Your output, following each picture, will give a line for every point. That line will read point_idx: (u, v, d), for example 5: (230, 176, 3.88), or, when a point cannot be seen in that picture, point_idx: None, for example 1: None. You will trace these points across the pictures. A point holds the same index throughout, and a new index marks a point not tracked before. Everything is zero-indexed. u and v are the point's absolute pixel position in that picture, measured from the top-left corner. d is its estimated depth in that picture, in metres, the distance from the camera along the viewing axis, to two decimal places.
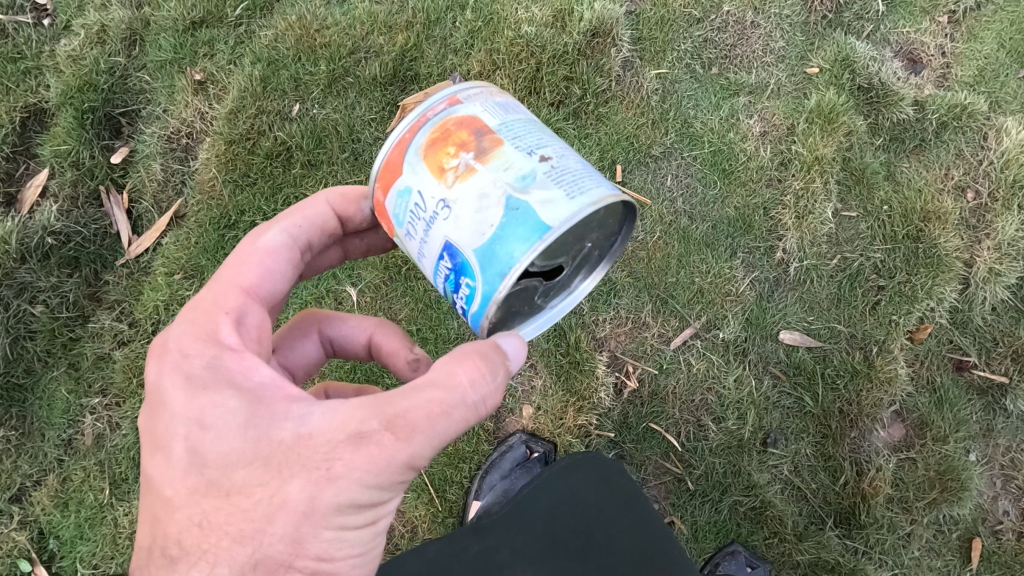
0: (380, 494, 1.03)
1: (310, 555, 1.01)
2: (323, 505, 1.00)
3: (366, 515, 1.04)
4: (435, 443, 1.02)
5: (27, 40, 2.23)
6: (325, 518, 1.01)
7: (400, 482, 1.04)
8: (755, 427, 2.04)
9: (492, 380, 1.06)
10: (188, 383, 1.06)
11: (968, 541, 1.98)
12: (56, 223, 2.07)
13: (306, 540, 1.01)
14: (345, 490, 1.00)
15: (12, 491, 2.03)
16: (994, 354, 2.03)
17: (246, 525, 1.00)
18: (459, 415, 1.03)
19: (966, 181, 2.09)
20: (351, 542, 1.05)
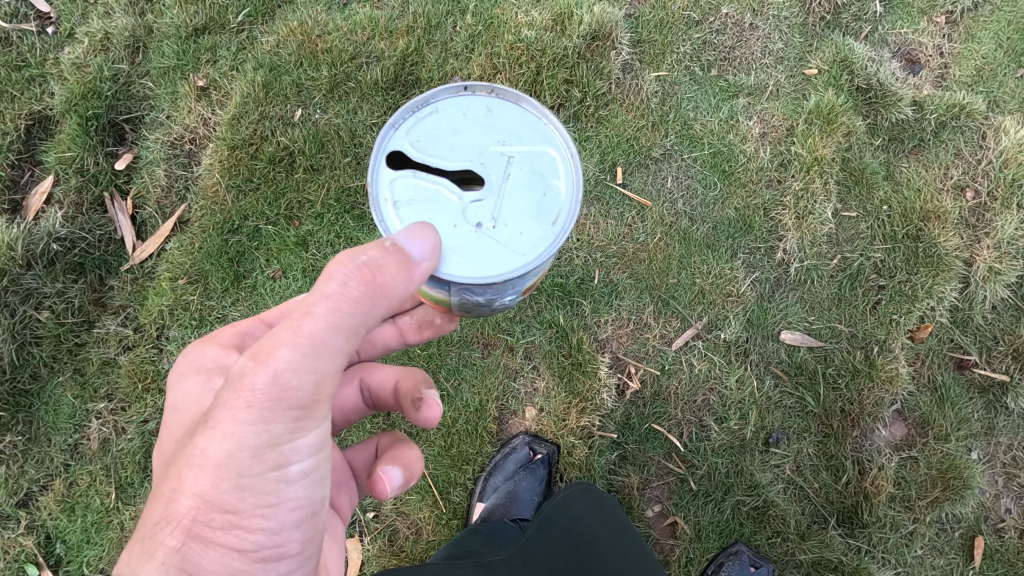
0: (269, 431, 1.04)
1: (213, 506, 1.04)
2: (214, 455, 1.04)
3: (265, 458, 1.05)
4: (301, 361, 1.01)
5: (31, 48, 2.25)
6: (221, 467, 1.04)
7: (284, 412, 1.03)
8: (757, 427, 2.05)
9: (356, 280, 1.02)
10: (180, 379, 1.27)
11: (971, 539, 1.99)
12: (61, 229, 2.08)
13: (206, 492, 1.04)
14: (228, 431, 1.02)
15: (18, 496, 2.04)
16: (994, 352, 2.04)
17: (164, 487, 1.08)
18: (321, 325, 1.01)
19: (966, 180, 2.10)
20: (252, 488, 1.05)
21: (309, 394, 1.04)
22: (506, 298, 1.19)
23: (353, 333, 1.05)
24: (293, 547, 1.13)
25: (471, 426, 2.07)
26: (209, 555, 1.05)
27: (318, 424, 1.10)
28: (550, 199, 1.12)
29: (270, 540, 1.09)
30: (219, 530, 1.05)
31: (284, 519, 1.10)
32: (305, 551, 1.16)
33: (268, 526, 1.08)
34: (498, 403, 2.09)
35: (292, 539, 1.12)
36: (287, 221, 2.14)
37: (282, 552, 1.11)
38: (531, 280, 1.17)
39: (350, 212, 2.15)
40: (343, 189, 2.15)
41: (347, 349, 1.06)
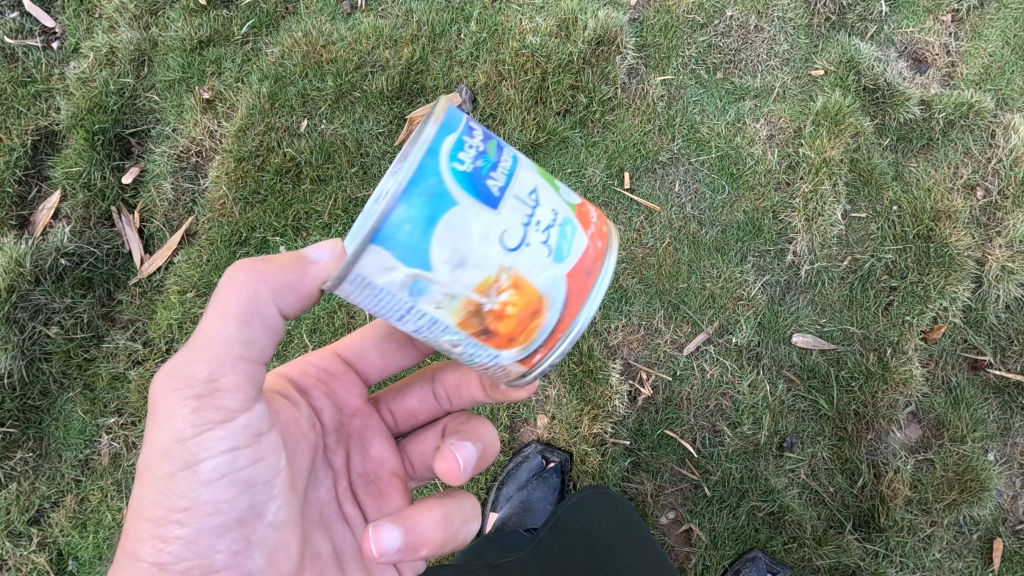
0: (172, 429, 1.07)
1: (140, 516, 1.10)
2: (142, 464, 1.11)
3: (176, 462, 1.07)
4: (188, 356, 1.07)
5: (37, 63, 2.26)
6: (143, 475, 1.11)
7: (180, 405, 1.06)
8: (771, 432, 2.04)
9: (238, 274, 1.09)
10: None
11: (989, 542, 1.96)
12: (69, 244, 2.08)
13: (137, 502, 1.12)
14: (149, 438, 1.10)
15: (31, 513, 2.04)
16: (1009, 352, 2.01)
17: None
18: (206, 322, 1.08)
19: (976, 179, 2.09)
20: (166, 492, 1.08)
21: (202, 383, 1.06)
22: (409, 322, 1.00)
23: (244, 319, 1.08)
24: (219, 562, 1.10)
25: None
26: (138, 571, 1.09)
27: (225, 420, 1.08)
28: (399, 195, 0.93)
29: (190, 551, 1.09)
30: (144, 539, 1.10)
31: (200, 526, 1.09)
32: (240, 568, 1.12)
33: (185, 533, 1.09)
34: (510, 412, 2.09)
35: (216, 551, 1.10)
36: (294, 231, 2.12)
37: (207, 566, 1.09)
38: (403, 299, 0.95)
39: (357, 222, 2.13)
40: (350, 200, 2.13)
41: (242, 339, 1.08)
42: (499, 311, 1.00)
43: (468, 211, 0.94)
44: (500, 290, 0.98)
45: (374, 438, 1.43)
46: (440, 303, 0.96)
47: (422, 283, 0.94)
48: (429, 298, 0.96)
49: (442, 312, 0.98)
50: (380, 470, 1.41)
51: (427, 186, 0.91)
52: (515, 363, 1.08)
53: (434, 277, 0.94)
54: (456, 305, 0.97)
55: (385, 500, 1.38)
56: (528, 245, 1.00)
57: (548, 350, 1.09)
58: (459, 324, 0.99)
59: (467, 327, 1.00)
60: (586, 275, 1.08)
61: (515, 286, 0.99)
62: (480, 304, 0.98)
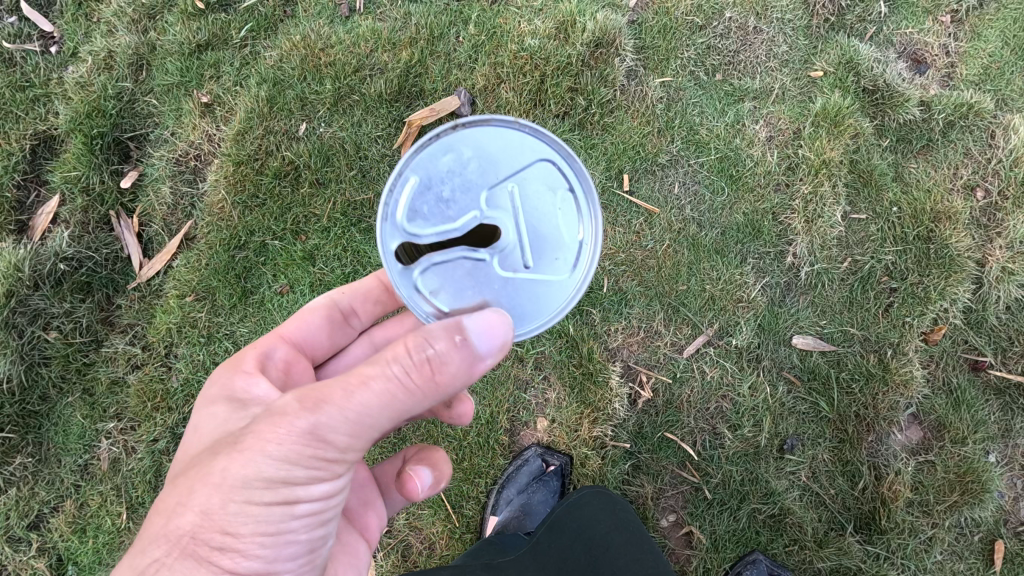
0: (288, 472, 1.08)
1: (216, 526, 1.08)
2: (232, 479, 1.08)
3: (278, 494, 1.09)
4: (334, 419, 1.05)
5: (35, 68, 2.26)
6: (231, 490, 1.08)
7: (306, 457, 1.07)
8: (771, 434, 2.03)
9: (414, 372, 1.04)
10: (203, 401, 1.33)
11: (990, 543, 1.95)
12: (68, 249, 2.07)
13: (211, 511, 1.08)
14: (253, 462, 1.07)
15: (30, 518, 2.04)
16: (1010, 353, 2.01)
17: (175, 498, 1.12)
18: (366, 396, 1.04)
19: (976, 179, 2.08)
20: (258, 518, 1.09)
21: (339, 449, 1.09)
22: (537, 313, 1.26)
23: (399, 411, 1.09)
24: None
25: (483, 438, 2.07)
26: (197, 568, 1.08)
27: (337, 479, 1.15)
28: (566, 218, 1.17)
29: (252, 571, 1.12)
30: (215, 547, 1.09)
31: (279, 553, 1.14)
32: None
33: (265, 554, 1.12)
34: (510, 415, 2.08)
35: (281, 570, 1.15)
36: (293, 235, 2.12)
37: None
38: None
39: (356, 226, 2.13)
40: (349, 203, 2.13)
41: (388, 424, 1.11)
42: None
43: None
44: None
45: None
46: None
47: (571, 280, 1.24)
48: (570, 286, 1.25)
49: None
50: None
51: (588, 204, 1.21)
52: None
53: None
54: None
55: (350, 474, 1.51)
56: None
57: None
58: None
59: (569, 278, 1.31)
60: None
61: None
62: None
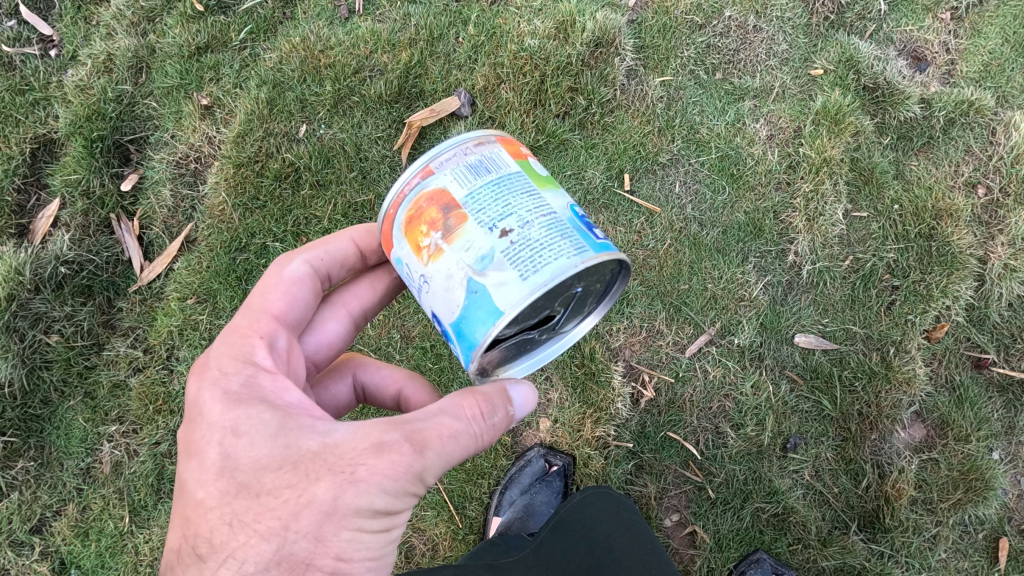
0: (393, 507, 1.08)
1: (329, 556, 1.06)
2: (345, 507, 1.05)
3: (382, 522, 1.09)
4: (437, 459, 1.07)
5: (35, 71, 2.26)
6: (344, 517, 1.05)
7: (408, 489, 1.07)
8: (774, 433, 2.03)
9: (484, 424, 1.12)
10: (226, 396, 1.15)
11: (995, 541, 1.95)
12: (68, 252, 2.07)
13: (327, 540, 1.05)
14: (365, 493, 1.05)
15: (33, 522, 2.04)
16: (1013, 350, 2.00)
17: (274, 523, 1.06)
18: (463, 441, 1.10)
19: (977, 176, 2.08)
20: (366, 547, 1.09)
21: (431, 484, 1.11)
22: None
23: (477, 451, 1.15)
24: None
25: None
26: None
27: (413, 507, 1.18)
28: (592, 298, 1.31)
29: None
30: None
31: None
32: None
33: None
34: None
35: None
36: (294, 237, 2.12)
37: None
38: None
39: (357, 227, 2.13)
40: (349, 205, 2.13)
41: None
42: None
43: None
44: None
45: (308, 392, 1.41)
46: None
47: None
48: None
49: None
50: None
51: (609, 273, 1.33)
52: None
53: None
54: None
55: None
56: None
57: None
58: None
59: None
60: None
61: None
62: None
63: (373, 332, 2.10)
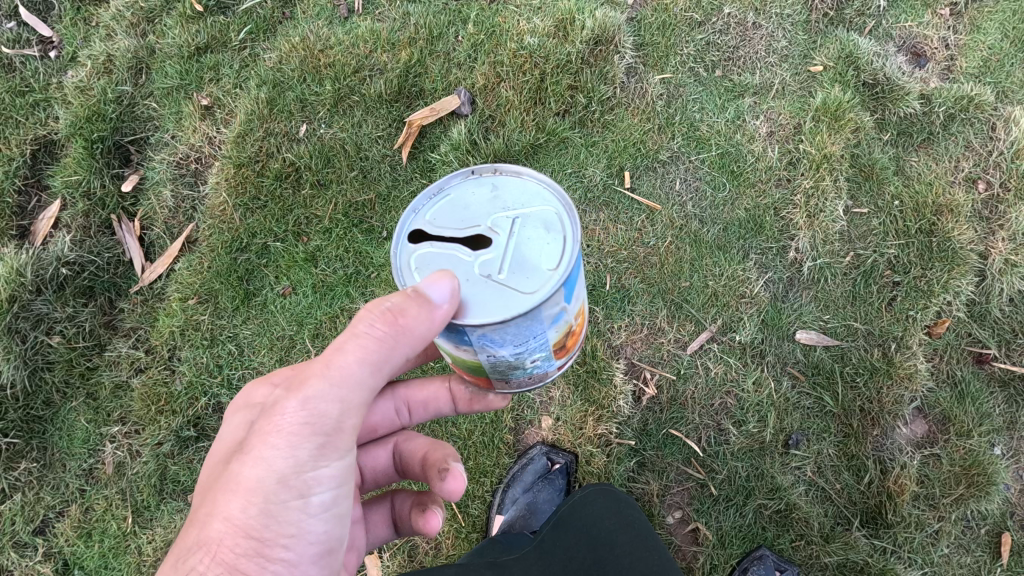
0: (294, 457, 1.12)
1: (240, 530, 1.09)
2: (247, 475, 1.11)
3: (293, 483, 1.12)
4: (324, 391, 1.11)
5: (35, 73, 2.26)
6: (251, 491, 1.10)
7: (307, 438, 1.12)
8: (776, 429, 2.03)
9: (380, 322, 1.09)
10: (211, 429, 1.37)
11: (997, 536, 1.94)
12: (69, 253, 2.07)
13: (237, 518, 1.10)
14: (260, 453, 1.11)
15: (36, 523, 2.04)
16: (1014, 345, 2.00)
17: (201, 511, 1.13)
18: (348, 360, 1.11)
19: (977, 172, 2.08)
20: (277, 513, 1.11)
21: (333, 422, 1.13)
22: (524, 347, 1.13)
23: (377, 368, 1.13)
24: None
25: (488, 438, 2.07)
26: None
27: (342, 455, 1.17)
28: (555, 251, 1.07)
29: None
30: (243, 555, 1.09)
31: (302, 554, 1.15)
32: None
33: (288, 556, 1.13)
34: (514, 414, 2.09)
35: None
36: (295, 237, 2.12)
37: None
38: (548, 328, 1.12)
39: (358, 226, 2.13)
40: (350, 204, 2.13)
41: (373, 386, 1.15)
42: (573, 330, 1.25)
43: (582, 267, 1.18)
44: (580, 313, 1.24)
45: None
46: (561, 327, 1.16)
47: (561, 314, 1.13)
48: (556, 325, 1.14)
49: (555, 333, 1.16)
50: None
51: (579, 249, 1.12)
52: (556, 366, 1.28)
53: (568, 309, 1.14)
54: (562, 329, 1.18)
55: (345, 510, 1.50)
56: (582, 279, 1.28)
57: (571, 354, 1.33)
58: (556, 341, 1.19)
59: (556, 343, 1.21)
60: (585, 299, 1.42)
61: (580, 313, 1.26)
62: (571, 324, 1.21)
63: None
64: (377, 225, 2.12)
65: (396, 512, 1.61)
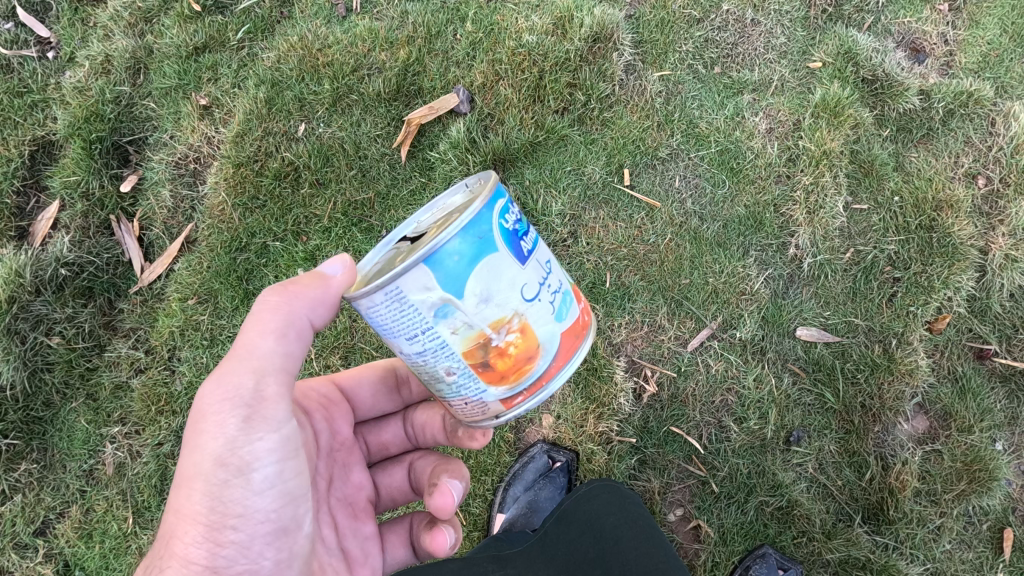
0: (224, 437, 1.14)
1: (189, 520, 1.14)
2: (186, 470, 1.16)
3: (229, 465, 1.15)
4: (239, 368, 1.15)
5: (32, 73, 2.26)
6: (192, 479, 1.15)
7: (229, 414, 1.14)
8: (777, 426, 2.03)
9: (273, 294, 1.20)
10: None
11: (999, 532, 1.94)
12: (69, 254, 2.07)
13: (185, 507, 1.14)
14: (194, 446, 1.16)
15: (37, 524, 2.04)
16: (1015, 341, 2.00)
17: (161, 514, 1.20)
18: (251, 336, 1.16)
19: (977, 168, 2.08)
20: (219, 496, 1.15)
21: (254, 393, 1.16)
22: (419, 342, 1.11)
23: (283, 333, 1.18)
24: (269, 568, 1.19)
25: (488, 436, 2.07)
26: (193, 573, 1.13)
27: (274, 426, 1.19)
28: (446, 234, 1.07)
29: (242, 557, 1.16)
30: (196, 544, 1.13)
31: (254, 534, 1.17)
32: None
33: (239, 537, 1.16)
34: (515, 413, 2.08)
35: (266, 557, 1.19)
36: (294, 236, 2.12)
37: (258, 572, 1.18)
38: (428, 318, 1.07)
39: (357, 225, 2.12)
40: (350, 203, 2.13)
41: (288, 353, 1.20)
42: (502, 349, 1.12)
43: (506, 263, 1.09)
44: (510, 330, 1.11)
45: (354, 466, 1.56)
46: (457, 329, 1.08)
47: (448, 308, 1.06)
48: (449, 323, 1.07)
49: (457, 338, 1.09)
50: (358, 496, 1.55)
51: (477, 233, 1.05)
52: (495, 399, 1.17)
53: (460, 305, 1.06)
54: (470, 335, 1.09)
55: (358, 525, 1.51)
56: (538, 298, 1.14)
57: (528, 393, 1.18)
58: (466, 352, 1.11)
59: (471, 357, 1.11)
60: (577, 336, 1.23)
61: (519, 331, 1.12)
62: (489, 338, 1.10)
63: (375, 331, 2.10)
64: (377, 224, 2.12)
65: (413, 532, 1.60)
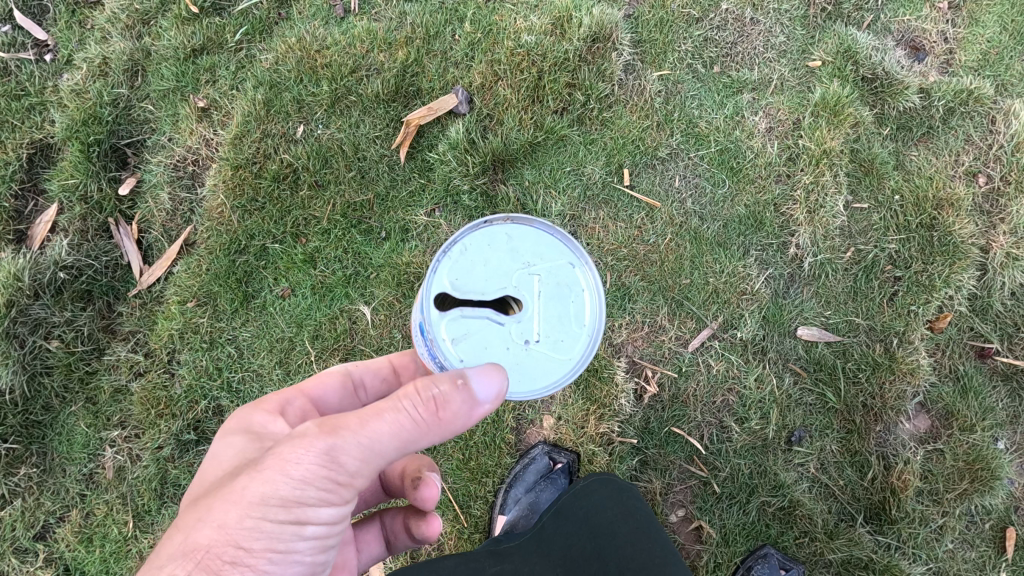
0: (300, 491, 1.08)
1: (230, 539, 1.08)
2: (251, 495, 1.09)
3: (291, 513, 1.10)
4: (348, 441, 1.08)
5: (29, 76, 2.25)
6: (250, 506, 1.09)
7: (318, 482, 1.08)
8: (779, 426, 2.02)
9: (422, 408, 1.09)
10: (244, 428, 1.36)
11: (1001, 531, 1.94)
12: (67, 257, 2.06)
13: (225, 521, 1.09)
14: (269, 479, 1.08)
15: (36, 528, 2.03)
16: (1016, 339, 2.00)
17: (198, 509, 1.12)
18: (380, 424, 1.08)
19: (977, 166, 2.07)
20: (269, 532, 1.10)
21: (348, 475, 1.10)
22: None
23: (405, 445, 1.10)
24: None
25: (489, 437, 2.06)
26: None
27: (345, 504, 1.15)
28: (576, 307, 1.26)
29: None
30: (226, 562, 1.08)
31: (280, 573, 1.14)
32: None
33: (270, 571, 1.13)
34: (516, 414, 2.07)
35: None
36: (294, 238, 2.12)
37: None
38: None
39: (356, 227, 2.13)
40: (349, 205, 2.13)
41: (394, 455, 1.12)
42: None
43: None
44: None
45: None
46: None
47: None
48: None
49: None
50: None
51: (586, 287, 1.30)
52: None
53: None
54: None
55: None
56: None
57: None
58: None
59: None
60: None
61: None
62: None
63: (375, 333, 2.09)
64: (376, 225, 2.12)
65: (387, 530, 1.63)
